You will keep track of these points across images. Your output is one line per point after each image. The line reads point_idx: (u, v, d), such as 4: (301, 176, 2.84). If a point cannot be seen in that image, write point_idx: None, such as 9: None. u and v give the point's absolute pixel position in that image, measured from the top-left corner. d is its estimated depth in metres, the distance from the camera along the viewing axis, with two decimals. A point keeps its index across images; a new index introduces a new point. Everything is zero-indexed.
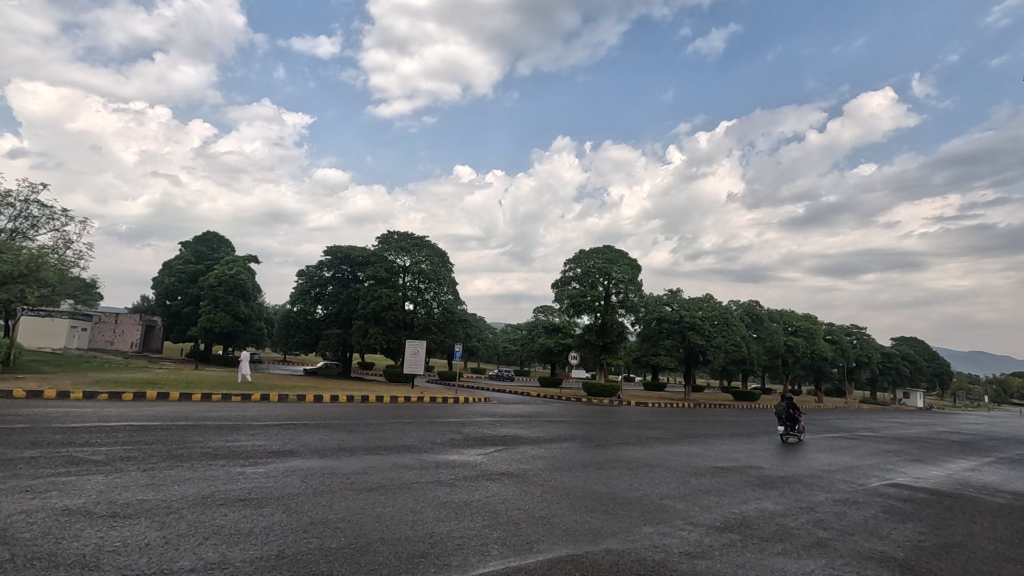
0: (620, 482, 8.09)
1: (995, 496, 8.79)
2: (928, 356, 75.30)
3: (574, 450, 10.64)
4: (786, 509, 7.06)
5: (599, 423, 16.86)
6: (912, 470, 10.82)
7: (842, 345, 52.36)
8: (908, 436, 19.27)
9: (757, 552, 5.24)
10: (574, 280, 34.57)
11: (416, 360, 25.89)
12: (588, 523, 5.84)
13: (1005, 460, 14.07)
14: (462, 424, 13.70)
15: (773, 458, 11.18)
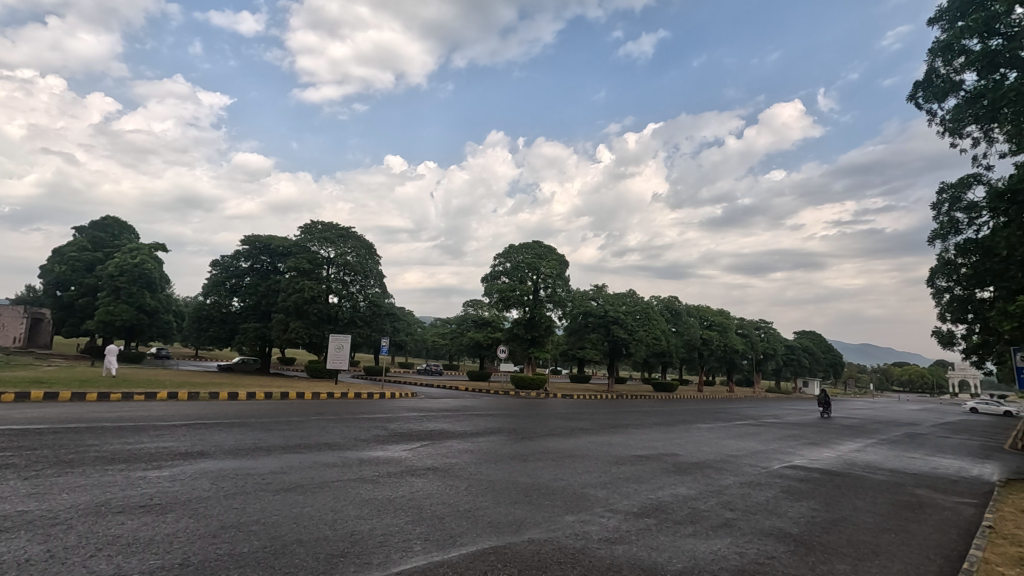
0: (544, 473, 8.28)
1: (875, 474, 9.82)
2: (826, 349, 82.15)
3: (501, 443, 10.75)
4: (698, 493, 7.50)
5: (526, 415, 17.11)
6: (809, 452, 11.86)
7: (752, 338, 56.23)
8: (804, 422, 20.98)
9: (671, 535, 5.53)
10: (504, 274, 34.80)
11: (340, 355, 25.00)
12: (513, 514, 5.92)
13: (885, 441, 15.74)
14: (387, 420, 13.46)
15: (689, 445, 11.77)
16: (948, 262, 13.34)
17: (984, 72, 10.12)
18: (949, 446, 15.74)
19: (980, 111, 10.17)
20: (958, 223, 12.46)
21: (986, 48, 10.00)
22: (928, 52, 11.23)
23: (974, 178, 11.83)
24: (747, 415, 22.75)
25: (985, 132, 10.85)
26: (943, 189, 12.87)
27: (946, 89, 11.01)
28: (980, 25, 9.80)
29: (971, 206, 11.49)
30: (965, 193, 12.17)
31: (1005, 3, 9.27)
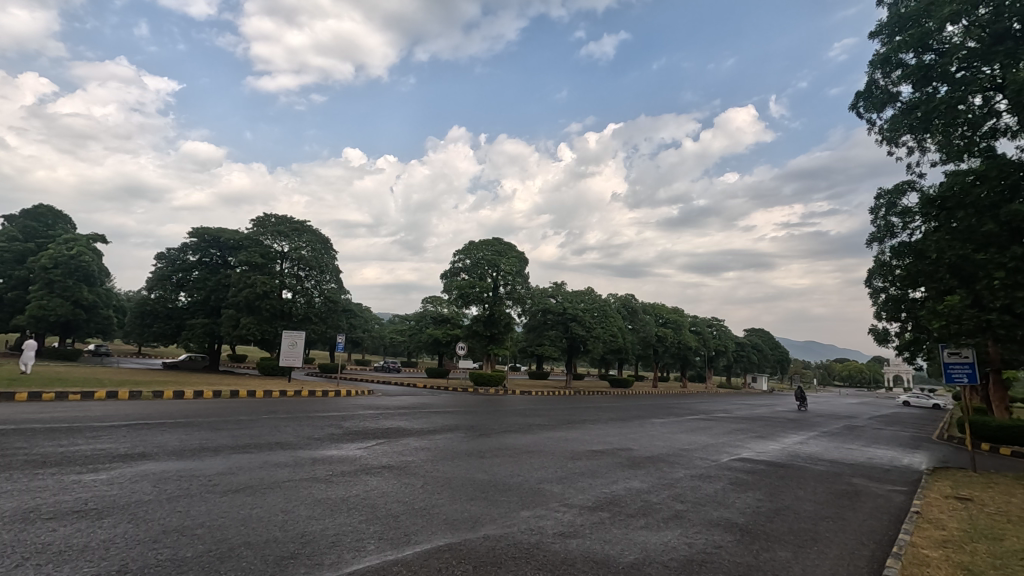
0: (501, 469, 8.31)
1: (816, 464, 10.32)
2: (773, 346, 85.55)
3: (458, 441, 10.71)
4: (650, 486, 7.70)
5: (484, 412, 17.13)
6: (756, 445, 12.35)
7: (704, 335, 57.99)
8: (751, 416, 21.87)
9: (623, 528, 5.65)
10: (463, 271, 34.66)
11: (293, 352, 24.33)
12: (468, 511, 5.92)
13: (826, 433, 16.56)
14: (342, 418, 13.17)
15: (643, 440, 12.04)
16: (884, 264, 14.09)
17: (919, 85, 10.73)
18: (883, 437, 16.69)
19: (914, 122, 10.78)
20: (894, 227, 13.17)
21: (920, 62, 10.61)
22: (868, 64, 11.82)
23: (909, 185, 12.53)
24: (698, 410, 23.48)
25: (918, 141, 11.50)
26: (880, 195, 13.59)
27: (884, 100, 11.62)
28: (915, 41, 10.39)
29: (905, 211, 12.17)
30: (900, 199, 12.87)
31: (937, 20, 9.86)
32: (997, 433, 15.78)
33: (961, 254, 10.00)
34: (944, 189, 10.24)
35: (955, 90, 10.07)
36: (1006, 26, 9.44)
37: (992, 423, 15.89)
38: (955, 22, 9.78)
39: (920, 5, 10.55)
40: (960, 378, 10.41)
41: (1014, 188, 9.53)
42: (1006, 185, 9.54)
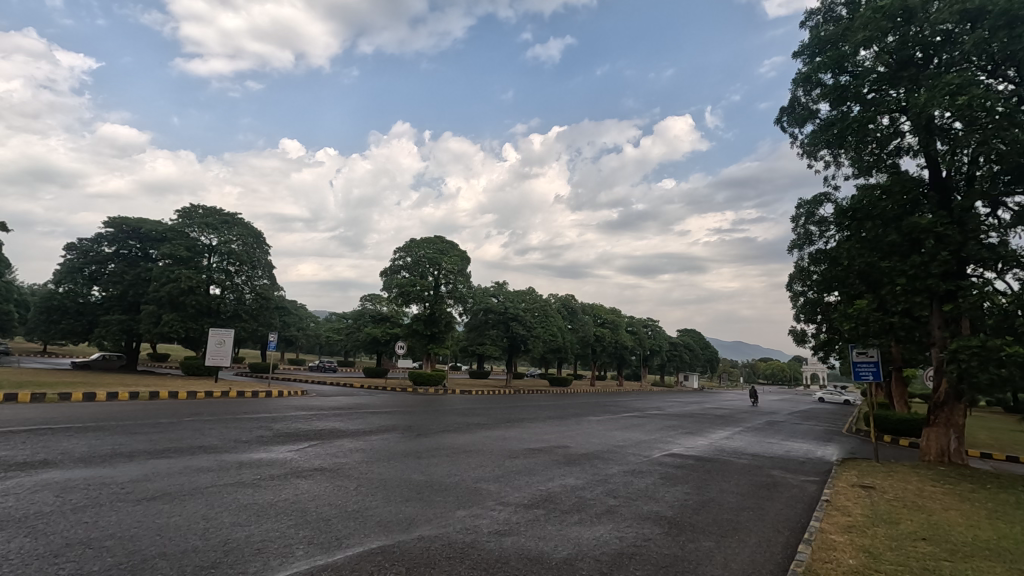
0: (438, 469, 8.23)
1: (739, 458, 10.91)
2: (703, 345, 89.62)
3: (395, 441, 10.55)
4: (585, 482, 7.88)
5: (423, 412, 16.94)
6: (685, 441, 12.90)
7: (640, 335, 59.94)
8: (682, 412, 22.85)
9: (557, 524, 5.75)
10: (404, 269, 34.11)
11: (220, 351, 23.10)
12: (402, 512, 5.83)
13: (749, 428, 17.54)
14: (273, 420, 12.62)
15: (579, 437, 12.29)
16: (803, 270, 15.01)
17: (835, 104, 11.52)
18: (800, 431, 17.85)
19: (830, 138, 11.56)
20: (811, 235, 14.06)
21: (837, 83, 11.40)
22: (791, 81, 12.56)
23: (826, 197, 13.40)
24: (633, 408, 24.22)
25: (834, 156, 12.34)
26: (800, 205, 14.47)
27: (805, 116, 12.40)
28: (833, 62, 11.15)
29: (822, 221, 13.01)
30: (818, 210, 13.75)
31: (851, 44, 10.61)
32: (898, 426, 17.23)
33: (869, 262, 10.81)
34: (855, 202, 11.05)
35: (866, 110, 10.87)
36: (910, 54, 10.31)
37: (893, 417, 17.32)
38: (867, 47, 10.56)
39: (837, 29, 11.32)
40: (866, 376, 11.29)
41: (915, 203, 10.40)
42: (908, 199, 10.41)
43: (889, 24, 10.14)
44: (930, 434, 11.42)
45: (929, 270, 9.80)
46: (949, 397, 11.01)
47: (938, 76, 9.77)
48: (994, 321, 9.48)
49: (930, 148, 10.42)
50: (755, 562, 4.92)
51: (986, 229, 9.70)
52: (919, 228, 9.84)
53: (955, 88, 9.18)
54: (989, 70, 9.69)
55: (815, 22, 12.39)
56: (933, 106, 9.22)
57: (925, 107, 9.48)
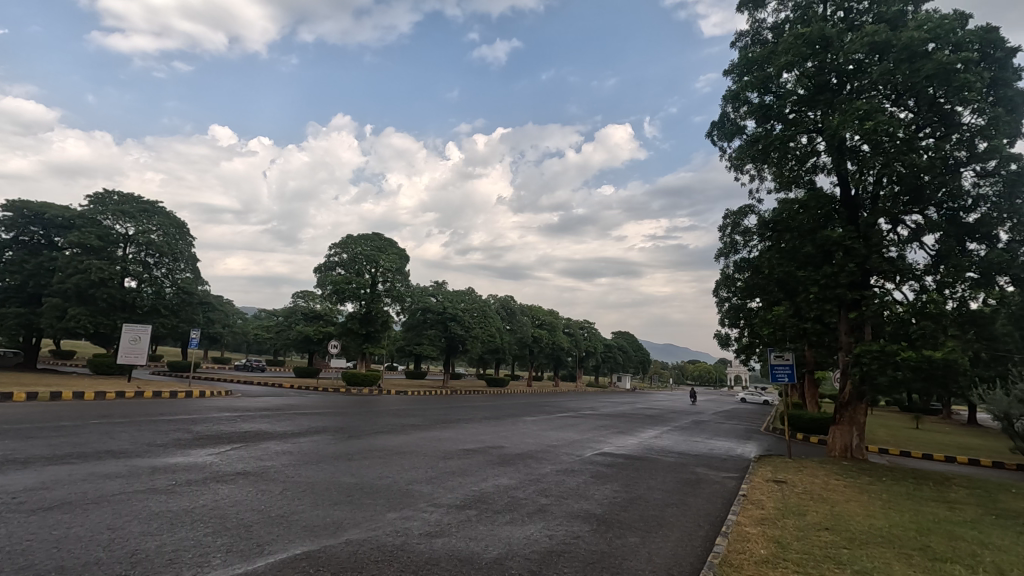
0: (370, 471, 8.05)
1: (666, 456, 11.37)
2: (636, 347, 92.73)
3: (325, 443, 10.23)
4: (518, 482, 7.96)
5: (356, 413, 16.54)
6: (616, 440, 13.29)
7: (577, 337, 61.25)
8: (614, 412, 23.54)
9: (489, 524, 5.77)
10: (339, 266, 33.16)
11: (135, 349, 21.54)
12: (329, 516, 5.67)
13: (676, 427, 18.30)
14: (193, 422, 11.90)
15: (514, 438, 12.38)
16: (728, 277, 15.82)
17: (760, 122, 12.24)
18: (723, 430, 18.81)
19: (755, 153, 12.28)
20: (737, 244, 14.83)
21: (762, 101, 12.12)
22: (721, 97, 13.23)
23: (750, 209, 14.21)
24: (567, 408, 24.68)
25: (758, 171, 13.10)
26: (727, 216, 15.23)
27: (733, 131, 13.10)
28: (759, 82, 11.85)
29: (746, 231, 13.76)
30: (743, 220, 14.54)
31: (775, 67, 11.34)
32: (809, 425, 18.52)
33: (787, 271, 11.56)
34: (775, 214, 11.77)
35: (788, 129, 11.62)
36: (826, 79, 11.13)
37: (805, 416, 18.58)
38: (789, 71, 11.31)
39: (763, 52, 12.05)
40: (782, 378, 12.04)
41: (827, 217, 11.23)
42: (821, 213, 11.21)
43: (808, 50, 10.91)
44: (836, 431, 12.35)
45: (838, 280, 10.62)
46: (852, 397, 11.94)
47: (850, 102, 10.61)
48: (892, 328, 10.38)
49: (842, 168, 11.27)
50: (677, 556, 5.13)
51: (888, 244, 10.62)
52: (831, 241, 10.63)
53: (864, 113, 10.00)
54: (893, 99, 10.62)
55: (744, 44, 13.13)
56: (845, 128, 10.00)
57: (838, 129, 10.26)
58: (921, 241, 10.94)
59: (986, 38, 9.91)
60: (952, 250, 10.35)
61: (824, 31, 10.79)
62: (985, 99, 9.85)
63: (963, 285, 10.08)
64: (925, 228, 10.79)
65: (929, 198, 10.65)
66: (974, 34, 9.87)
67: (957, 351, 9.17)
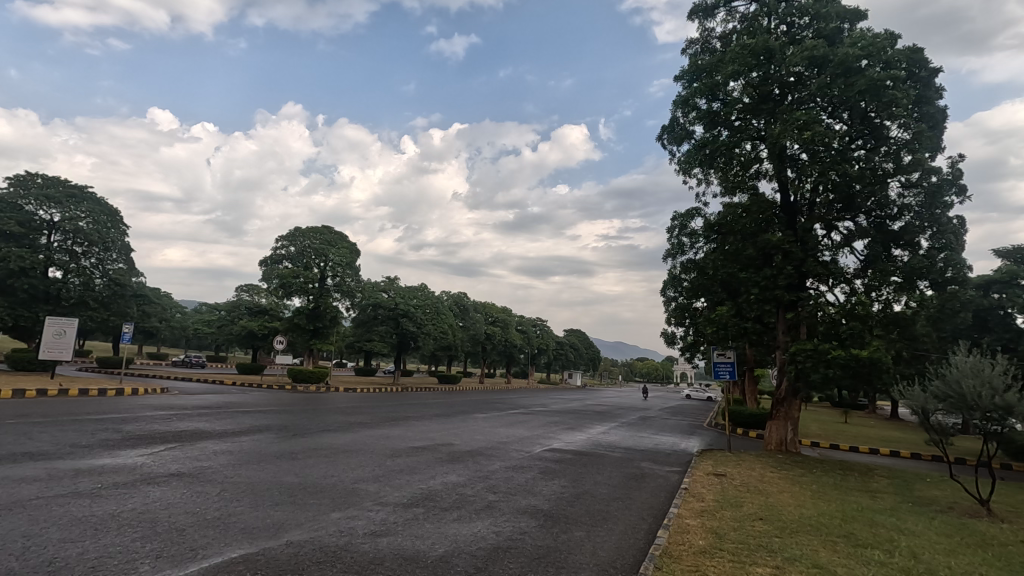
0: (314, 470, 7.84)
1: (613, 451, 11.62)
2: (587, 345, 94.33)
3: (267, 442, 9.89)
4: (467, 479, 7.95)
5: (301, 410, 16.07)
6: (566, 436, 13.47)
7: (529, 335, 61.71)
8: (565, 409, 23.85)
9: (435, 522, 5.72)
10: (286, 259, 32.11)
11: (59, 344, 20.14)
12: (270, 517, 5.48)
13: (623, 423, 18.74)
14: (123, 421, 11.24)
15: (464, 435, 12.33)
16: (675, 277, 16.28)
17: (707, 128, 12.66)
18: (668, 426, 19.39)
19: (702, 158, 12.69)
20: (683, 246, 15.28)
21: (709, 108, 12.53)
22: (671, 102, 13.59)
23: (697, 212, 14.67)
24: (518, 405, 24.82)
25: (705, 175, 13.54)
26: (675, 218, 15.66)
27: (682, 136, 13.48)
28: (707, 89, 12.24)
29: (693, 233, 14.20)
30: (690, 222, 14.99)
31: (722, 75, 11.74)
32: (748, 420, 19.37)
33: (730, 272, 12.02)
34: (720, 218, 12.20)
35: (733, 135, 12.07)
36: (769, 90, 11.61)
37: (745, 412, 19.41)
38: (735, 80, 11.75)
39: (712, 60, 12.46)
40: (724, 375, 12.34)
41: (768, 221, 11.74)
42: (762, 218, 11.71)
43: (753, 61, 11.36)
44: (773, 426, 12.95)
45: (776, 282, 11.16)
46: (788, 394, 12.54)
47: (790, 112, 11.13)
48: (824, 328, 10.97)
49: (782, 174, 11.80)
50: (620, 549, 5.25)
51: (822, 248, 11.21)
52: (771, 245, 11.13)
53: (803, 123, 10.51)
54: (830, 111, 11.21)
55: (694, 51, 13.54)
56: (786, 137, 10.48)
57: (779, 137, 10.73)
58: (851, 246, 11.60)
59: (912, 57, 10.62)
60: (879, 255, 11.03)
61: (768, 44, 11.28)
62: (910, 115, 10.55)
63: (888, 288, 10.77)
64: (855, 234, 11.46)
65: (859, 206, 11.31)
66: (902, 54, 10.56)
67: (881, 351, 9.79)
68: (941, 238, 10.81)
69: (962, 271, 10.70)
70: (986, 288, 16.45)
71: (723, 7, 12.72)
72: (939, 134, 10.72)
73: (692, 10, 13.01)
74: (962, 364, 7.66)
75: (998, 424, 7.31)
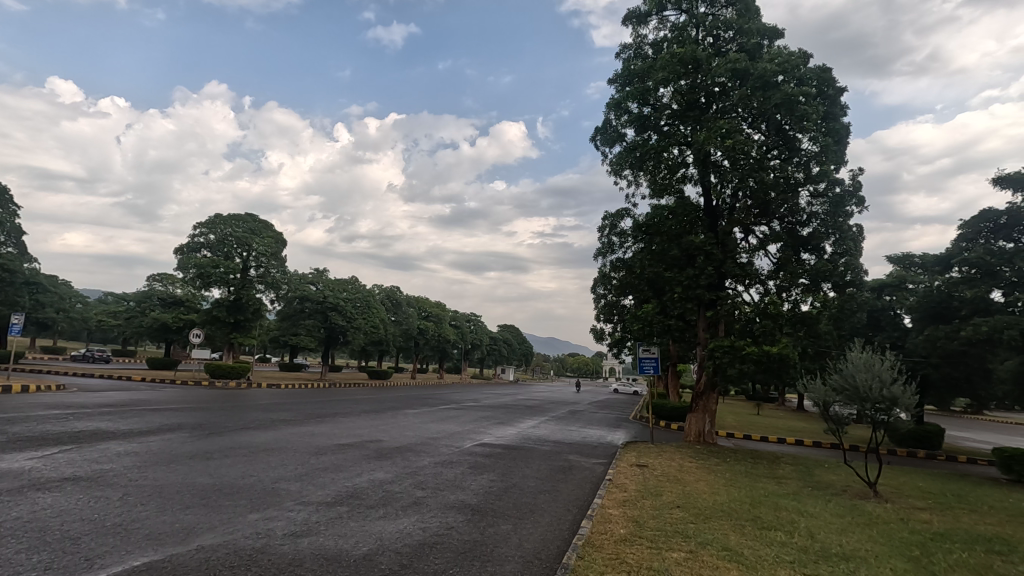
0: (230, 470, 7.44)
1: (542, 445, 11.82)
2: (520, 340, 95.42)
3: (179, 441, 9.28)
4: (394, 476, 7.83)
5: (219, 408, 15.20)
6: (496, 431, 13.55)
7: (463, 330, 61.55)
8: (497, 404, 23.99)
9: (360, 520, 5.60)
10: (204, 248, 30.20)
11: None
12: (179, 521, 5.16)
13: (553, 417, 19.10)
14: (11, 422, 10.17)
15: (393, 431, 12.12)
16: (605, 275, 16.73)
17: (638, 131, 13.09)
18: (596, 419, 19.96)
19: (632, 160, 13.11)
20: (613, 245, 15.75)
21: (640, 112, 12.95)
22: (605, 104, 13.94)
23: (626, 212, 15.16)
24: (450, 400, 24.69)
25: (634, 177, 13.99)
26: (606, 218, 16.10)
27: (615, 138, 13.86)
28: (638, 94, 12.63)
29: (622, 233, 14.68)
30: (620, 222, 15.46)
31: (653, 81, 12.17)
32: (671, 412, 20.30)
33: (656, 271, 12.53)
34: (648, 219, 12.66)
35: (662, 140, 12.56)
36: (695, 98, 12.16)
37: (668, 405, 20.31)
38: (665, 86, 12.22)
39: (643, 66, 12.89)
40: (648, 369, 13.06)
41: (692, 223, 12.31)
42: (687, 220, 12.28)
43: (681, 69, 11.86)
44: (692, 418, 13.66)
45: (698, 282, 11.77)
46: (706, 388, 13.24)
47: (714, 120, 11.72)
48: (740, 326, 11.67)
49: (706, 180, 12.42)
50: (545, 540, 5.36)
51: (740, 250, 11.92)
52: (694, 246, 11.71)
53: (726, 132, 11.09)
54: (749, 122, 11.88)
55: (627, 56, 13.94)
56: (709, 143, 11.03)
57: (703, 144, 11.28)
58: (766, 250, 12.40)
59: (821, 76, 11.46)
60: (789, 258, 11.85)
61: (695, 54, 11.83)
62: (819, 129, 11.40)
63: (797, 289, 11.63)
64: (770, 238, 12.25)
65: (774, 212, 12.12)
66: (813, 72, 11.40)
67: (789, 347, 10.55)
68: (843, 244, 11.80)
69: (859, 275, 11.70)
70: (879, 291, 18.10)
71: (656, 16, 13.17)
72: (843, 148, 11.67)
73: (626, 15, 13.37)
74: (856, 359, 8.39)
75: (886, 414, 8.07)
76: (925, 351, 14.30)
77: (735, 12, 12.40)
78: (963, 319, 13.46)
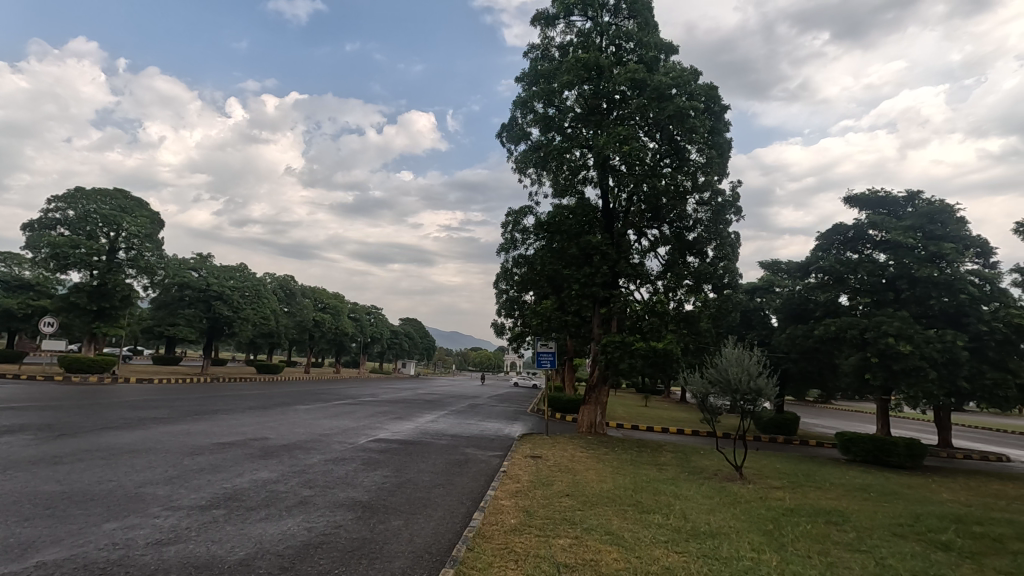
0: (85, 475, 6.64)
1: (439, 439, 11.78)
2: (422, 334, 94.41)
3: (22, 445, 8.13)
4: (280, 475, 7.41)
5: (73, 406, 13.46)
6: (393, 426, 13.29)
7: (362, 323, 59.68)
8: (395, 399, 23.46)
9: (237, 523, 5.23)
10: (61, 225, 26.57)
11: None
12: (17, 535, 4.53)
13: (452, 411, 19.08)
14: None
15: (281, 428, 11.47)
16: (507, 271, 16.91)
17: (542, 131, 13.36)
18: (494, 413, 20.23)
19: (536, 159, 13.39)
20: (516, 241, 15.97)
21: (545, 112, 13.20)
22: (511, 102, 14.08)
23: (529, 210, 15.44)
24: (346, 395, 23.77)
25: (538, 176, 14.28)
26: (509, 214, 16.28)
27: (520, 136, 14.05)
28: (544, 95, 12.91)
29: (525, 231, 14.93)
30: (523, 219, 15.71)
31: (558, 84, 12.49)
32: (567, 405, 21.06)
33: (555, 268, 12.91)
34: (550, 217, 12.99)
35: (565, 141, 12.91)
36: (597, 103, 12.66)
37: (564, 398, 21.03)
38: (570, 89, 12.58)
39: (550, 67, 13.19)
40: (546, 363, 13.02)
41: (590, 223, 12.83)
42: (586, 220, 12.77)
43: (585, 74, 12.28)
44: (585, 410, 14.26)
45: (594, 280, 12.31)
46: (600, 381, 13.86)
47: (614, 126, 12.27)
48: (631, 323, 12.36)
49: (604, 182, 13.00)
50: (436, 534, 5.34)
51: (633, 251, 12.61)
52: (591, 245, 12.22)
53: (623, 138, 11.66)
54: (646, 130, 12.58)
55: (535, 56, 14.18)
56: (608, 148, 11.55)
57: (603, 148, 11.79)
58: (656, 251, 13.23)
59: (709, 93, 12.40)
60: (676, 260, 12.73)
61: (598, 61, 12.32)
62: (705, 142, 12.33)
63: (682, 289, 12.53)
64: (660, 241, 13.08)
65: (664, 216, 12.95)
66: (702, 88, 12.30)
67: (673, 343, 11.33)
68: (722, 249, 12.89)
69: (734, 277, 12.84)
70: (752, 294, 19.98)
71: (563, 20, 13.52)
72: (724, 161, 12.74)
73: (535, 16, 13.60)
74: (730, 354, 9.23)
75: (752, 404, 8.94)
76: (786, 348, 16.02)
77: (636, 24, 13.05)
78: (818, 320, 15.22)
